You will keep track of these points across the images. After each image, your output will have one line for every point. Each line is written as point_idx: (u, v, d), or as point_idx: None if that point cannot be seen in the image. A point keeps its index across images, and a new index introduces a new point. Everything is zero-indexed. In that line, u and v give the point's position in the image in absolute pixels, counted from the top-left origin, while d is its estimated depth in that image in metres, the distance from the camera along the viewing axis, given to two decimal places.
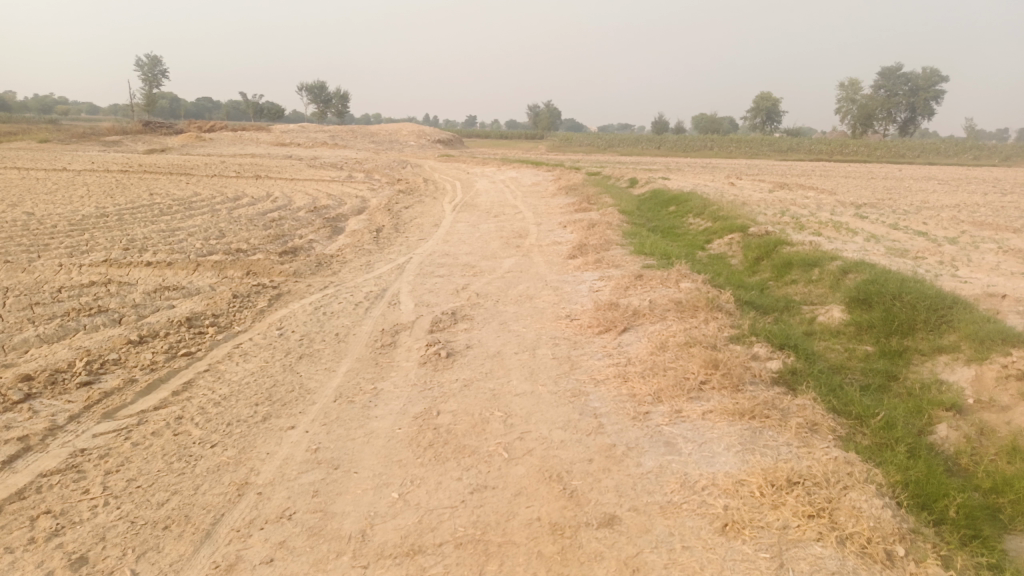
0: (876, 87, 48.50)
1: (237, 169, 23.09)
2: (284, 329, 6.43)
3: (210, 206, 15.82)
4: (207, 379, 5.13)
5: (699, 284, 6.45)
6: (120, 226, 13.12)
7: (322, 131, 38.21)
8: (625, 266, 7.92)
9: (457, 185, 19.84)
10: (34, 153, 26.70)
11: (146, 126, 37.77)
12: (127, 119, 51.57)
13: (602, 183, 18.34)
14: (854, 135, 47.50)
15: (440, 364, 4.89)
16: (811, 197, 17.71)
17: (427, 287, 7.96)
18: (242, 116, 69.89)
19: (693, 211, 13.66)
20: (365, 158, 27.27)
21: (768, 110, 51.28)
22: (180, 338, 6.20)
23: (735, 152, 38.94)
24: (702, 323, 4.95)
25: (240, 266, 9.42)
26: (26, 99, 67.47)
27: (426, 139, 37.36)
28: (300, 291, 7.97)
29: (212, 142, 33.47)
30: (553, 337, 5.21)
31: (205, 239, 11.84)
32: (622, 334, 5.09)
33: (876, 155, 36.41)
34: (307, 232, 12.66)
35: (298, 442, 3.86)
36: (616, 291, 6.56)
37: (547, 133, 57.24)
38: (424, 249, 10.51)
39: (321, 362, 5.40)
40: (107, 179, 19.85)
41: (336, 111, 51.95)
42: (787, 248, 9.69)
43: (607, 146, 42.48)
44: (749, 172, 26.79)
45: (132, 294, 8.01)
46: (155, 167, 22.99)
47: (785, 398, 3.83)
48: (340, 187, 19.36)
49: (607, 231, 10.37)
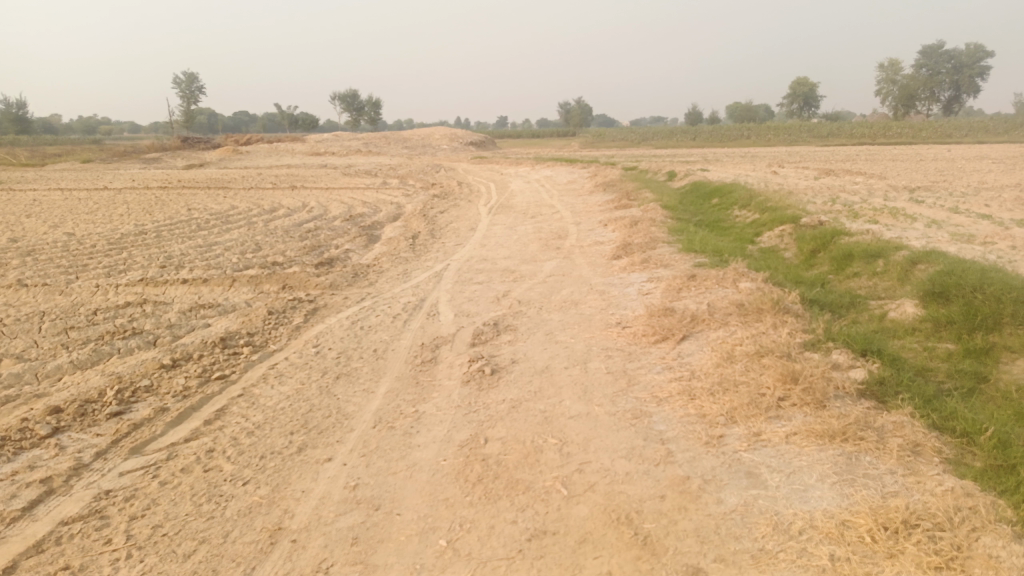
0: (917, 66, 46.82)
1: (273, 180, 23.11)
2: (320, 347, 6.15)
3: (246, 219, 15.77)
4: (240, 405, 4.86)
5: (759, 283, 5.99)
6: (158, 244, 13.09)
7: (355, 139, 38.28)
8: (675, 266, 7.48)
9: (491, 186, 19.51)
10: (77, 173, 27.14)
11: (185, 142, 38.33)
12: (167, 136, 52.56)
13: (640, 178, 17.82)
14: (896, 116, 45.96)
15: (486, 382, 4.53)
16: (861, 183, 16.93)
17: (467, 294, 7.63)
18: (278, 128, 70.80)
19: (738, 202, 13.09)
20: (398, 164, 27.12)
21: (805, 95, 49.83)
22: (214, 360, 5.96)
23: (773, 140, 37.92)
24: (770, 329, 4.51)
25: (275, 280, 9.22)
26: (72, 122, 69.49)
27: (458, 142, 37.15)
28: (337, 305, 7.70)
29: (248, 155, 33.73)
30: (606, 348, 4.82)
31: (241, 253, 11.70)
32: (682, 343, 4.68)
33: (922, 136, 35.06)
34: (343, 242, 12.45)
35: (336, 477, 3.54)
36: (669, 294, 6.14)
37: (579, 129, 56.60)
38: (462, 254, 10.19)
39: (358, 382, 5.09)
40: (146, 197, 20.01)
41: (369, 118, 52.11)
42: (846, 239, 9.12)
43: (641, 141, 41.80)
44: (790, 160, 25.93)
45: (167, 314, 7.84)
46: (192, 182, 23.14)
47: (878, 415, 3.38)
48: (375, 194, 19.21)
49: (651, 228, 9.91)
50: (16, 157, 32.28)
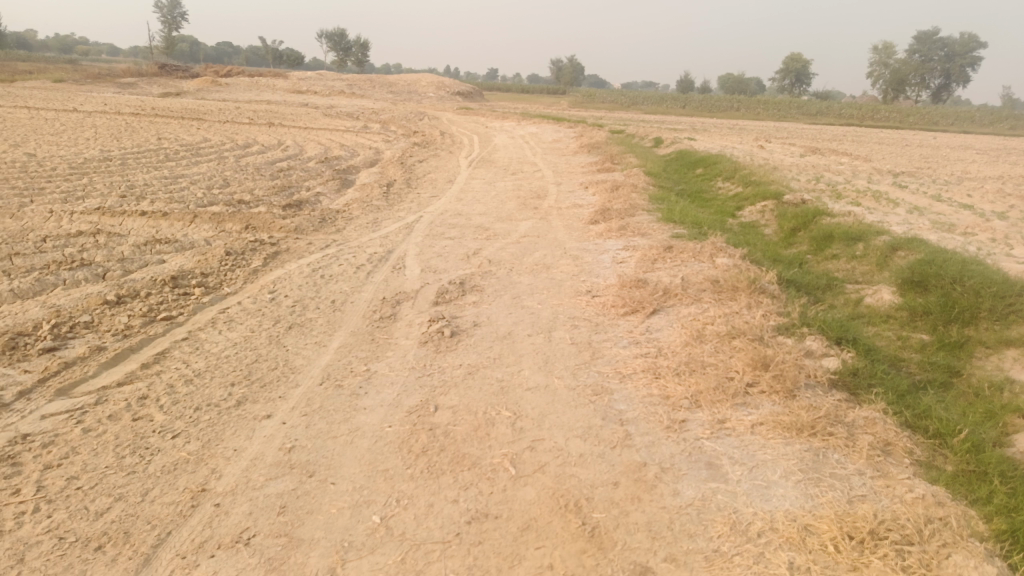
0: (911, 50, 46.52)
1: (250, 115, 22.36)
2: (276, 294, 5.86)
3: (218, 153, 15.21)
4: (183, 350, 4.58)
5: (736, 260, 5.80)
6: (122, 172, 12.56)
7: (340, 79, 37.22)
8: (652, 235, 7.25)
9: (474, 139, 19.05)
10: (46, 92, 26.06)
11: (162, 68, 37.00)
12: (145, 61, 50.81)
13: (626, 142, 17.50)
14: (885, 100, 45.79)
15: (444, 345, 4.30)
16: (846, 164, 16.77)
17: (436, 249, 7.35)
18: (262, 62, 68.83)
19: (723, 174, 12.86)
20: (381, 109, 26.42)
21: (797, 71, 49.32)
22: (162, 300, 5.64)
23: (762, 114, 37.59)
24: (744, 309, 4.32)
25: (239, 220, 8.83)
26: (47, 38, 66.89)
27: (445, 91, 36.34)
28: (300, 250, 7.38)
29: (227, 87, 32.65)
30: (572, 318, 4.60)
31: (208, 188, 11.25)
32: (652, 318, 4.47)
33: (909, 122, 34.94)
34: (315, 185, 12.03)
35: (272, 437, 3.30)
36: (643, 265, 5.92)
37: (568, 88, 55.72)
38: (436, 207, 9.88)
39: (311, 334, 4.83)
40: (115, 122, 19.24)
41: (355, 59, 50.73)
42: (828, 220, 8.96)
43: (630, 104, 41.23)
44: (778, 135, 25.69)
45: (121, 247, 7.45)
46: (165, 111, 22.32)
47: (849, 410, 3.22)
48: (354, 138, 18.67)
49: (632, 194, 9.66)
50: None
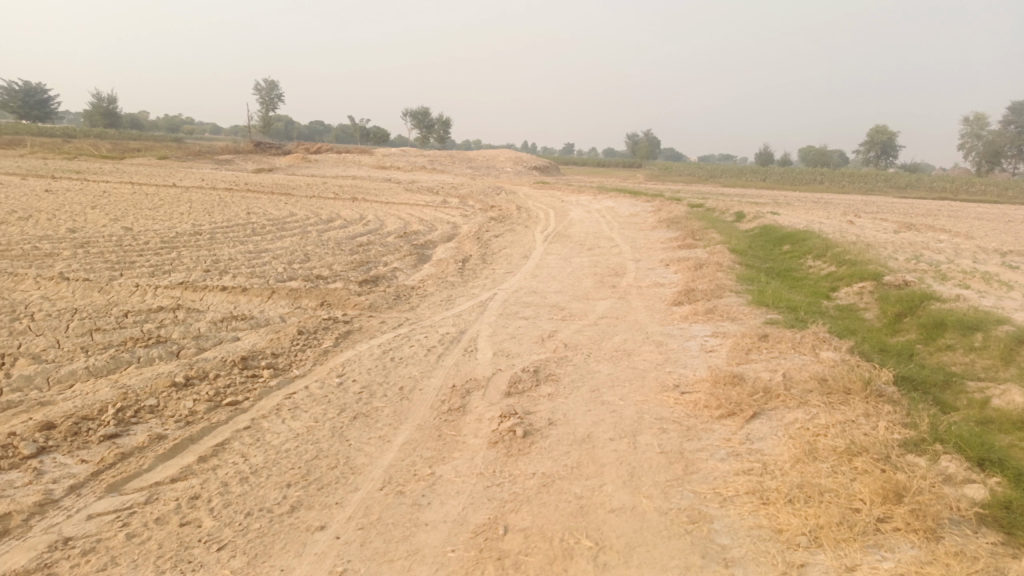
0: (1006, 122, 44.59)
1: (335, 190, 23.08)
2: (344, 377, 5.62)
3: (301, 227, 15.58)
4: (242, 442, 4.35)
5: (843, 353, 5.24)
6: (209, 246, 12.93)
7: (422, 155, 38.35)
8: (743, 320, 6.75)
9: (550, 213, 18.97)
10: (150, 168, 27.77)
11: (257, 146, 39.04)
12: (242, 138, 53.97)
13: (706, 216, 17.03)
14: (978, 173, 43.68)
15: (516, 447, 3.90)
16: (945, 241, 15.74)
17: (511, 331, 7.04)
18: (349, 140, 72.28)
19: (813, 252, 12.19)
20: (461, 183, 26.89)
21: (883, 144, 47.89)
22: (229, 382, 5.48)
23: (847, 188, 36.37)
24: (860, 421, 3.79)
25: (315, 295, 8.81)
26: (158, 119, 72.37)
27: (522, 166, 36.88)
28: (372, 329, 7.19)
29: (315, 163, 34.08)
30: (659, 419, 4.15)
31: (288, 263, 11.40)
32: (752, 425, 3.98)
33: (1008, 196, 33.03)
34: (392, 260, 12.05)
35: (323, 556, 2.96)
36: (736, 357, 5.43)
37: (645, 162, 55.81)
38: (511, 284, 9.64)
39: (375, 427, 4.53)
40: (210, 197, 20.16)
41: (438, 136, 52.42)
42: (937, 305, 8.23)
43: (708, 177, 40.77)
44: (867, 210, 24.63)
45: (198, 323, 7.46)
46: (256, 186, 23.29)
47: (1009, 559, 2.64)
48: (433, 212, 18.90)
49: (718, 274, 9.18)
50: (98, 148, 33.26)
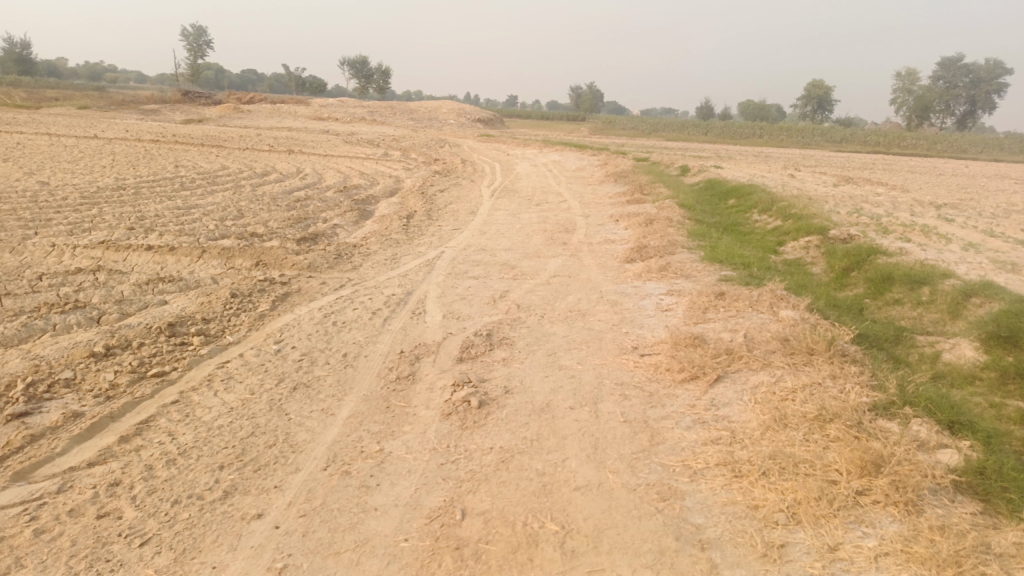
0: (936, 78, 45.66)
1: (270, 142, 22.04)
2: (282, 344, 5.25)
3: (235, 181, 14.80)
4: (170, 419, 3.98)
5: (802, 311, 5.13)
6: (134, 201, 12.14)
7: (361, 106, 37.07)
8: (697, 278, 6.61)
9: (496, 167, 18.53)
10: (70, 118, 26.08)
11: (186, 96, 37.08)
12: (169, 87, 51.22)
13: (652, 171, 16.87)
14: (909, 127, 44.72)
15: (471, 418, 3.66)
16: (883, 195, 15.99)
17: (460, 291, 6.75)
18: (285, 89, 69.52)
19: (759, 206, 12.18)
20: (403, 135, 26.14)
21: (820, 98, 48.53)
22: (155, 351, 5.05)
23: (786, 141, 36.75)
24: (828, 384, 3.68)
25: (250, 255, 8.30)
26: (77, 66, 68.14)
27: (466, 118, 36.05)
28: (312, 291, 6.79)
29: (249, 114, 32.58)
30: (621, 384, 3.96)
31: (221, 220, 10.77)
32: (716, 389, 3.83)
33: (937, 150, 33.91)
34: (332, 216, 11.53)
35: (260, 550, 2.67)
36: (694, 316, 5.27)
37: (587, 115, 55.34)
38: (458, 241, 9.31)
39: (318, 398, 4.21)
40: (135, 149, 19.01)
41: (378, 86, 50.80)
42: (884, 259, 8.27)
43: (652, 131, 40.66)
44: (807, 163, 24.88)
45: (121, 286, 6.92)
46: (186, 137, 22.08)
47: (991, 531, 2.55)
48: (374, 166, 18.24)
49: (668, 229, 9.03)
50: (10, 97, 31.01)
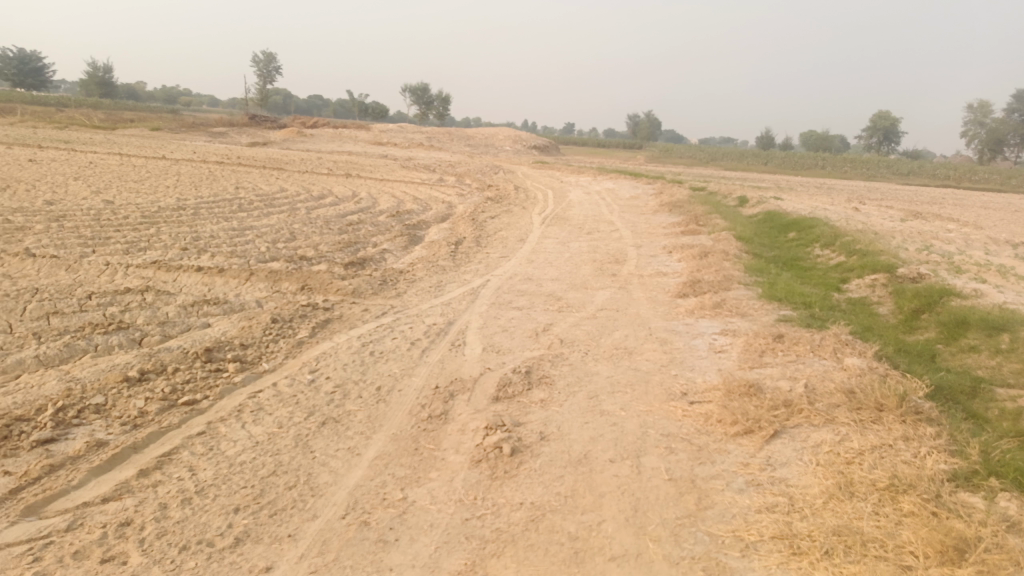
0: (1011, 111, 43.77)
1: (329, 166, 22.40)
2: (316, 374, 5.09)
3: (290, 203, 14.99)
4: (193, 452, 3.84)
5: (870, 359, 4.72)
6: (192, 222, 12.36)
7: (419, 132, 37.55)
8: (753, 317, 6.25)
9: (549, 194, 18.37)
10: (142, 139, 27.11)
11: (252, 119, 38.25)
12: (238, 112, 52.99)
13: (709, 201, 16.43)
14: (981, 161, 42.86)
15: (502, 467, 3.41)
16: (955, 231, 15.18)
17: (504, 322, 6.53)
18: (348, 114, 71.25)
19: (821, 240, 11.65)
20: (458, 161, 26.28)
21: (886, 129, 47.03)
22: (189, 377, 4.97)
23: (850, 173, 35.64)
24: (899, 447, 3.30)
25: (296, 278, 8.27)
26: (155, 90, 71.33)
27: (522, 145, 36.15)
28: (353, 318, 6.66)
29: (311, 137, 33.32)
30: (667, 435, 3.65)
31: (272, 242, 10.85)
32: (773, 447, 3.49)
33: (1012, 185, 32.32)
34: (382, 240, 11.49)
35: None
36: (749, 361, 4.93)
37: (646, 143, 54.92)
38: (505, 269, 9.12)
39: (345, 436, 4.02)
40: (199, 170, 19.55)
41: (437, 112, 51.52)
42: (958, 302, 7.72)
43: (710, 160, 40.03)
44: (872, 197, 23.96)
45: (166, 307, 6.93)
46: (249, 160, 22.63)
47: None
48: (428, 191, 18.30)
49: (724, 263, 8.66)
50: (90, 118, 32.50)
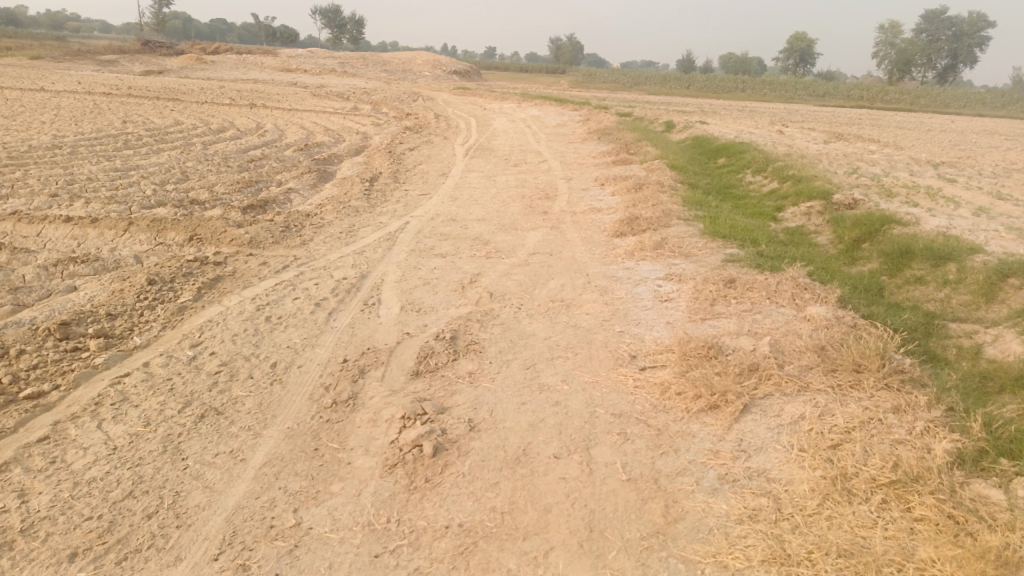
0: (918, 30, 44.38)
1: (231, 96, 20.56)
2: (199, 351, 4.25)
3: (185, 139, 13.52)
4: (26, 469, 3.02)
5: (833, 308, 4.23)
6: (67, 163, 10.87)
7: (331, 57, 35.19)
8: (699, 258, 5.70)
9: (471, 123, 17.34)
10: (18, 69, 24.28)
11: (146, 46, 34.96)
12: (131, 37, 48.68)
13: (636, 127, 15.82)
14: (890, 81, 43.52)
15: (422, 474, 2.75)
16: (877, 153, 15.09)
17: (424, 273, 5.77)
18: (255, 40, 66.87)
19: (753, 166, 11.23)
20: (373, 88, 24.68)
21: (802, 51, 47.13)
22: (35, 361, 4.05)
23: (769, 96, 35.56)
24: (893, 427, 2.80)
25: (185, 228, 7.24)
26: (38, 15, 65.04)
27: (441, 70, 34.45)
28: (248, 275, 5.77)
29: (213, 65, 30.76)
30: (620, 418, 3.05)
31: (161, 184, 9.62)
32: (743, 426, 2.93)
33: (920, 104, 32.86)
34: (288, 179, 10.39)
35: None
36: (701, 312, 4.36)
37: (568, 68, 53.62)
38: (425, 208, 8.29)
39: (228, 433, 3.26)
40: (82, 102, 17.56)
41: (350, 37, 48.60)
42: (899, 230, 7.39)
43: (632, 85, 39.28)
44: (794, 119, 23.83)
45: (22, 269, 5.85)
46: (141, 90, 20.53)
47: None
48: (341, 121, 16.98)
49: (660, 196, 8.08)
50: None
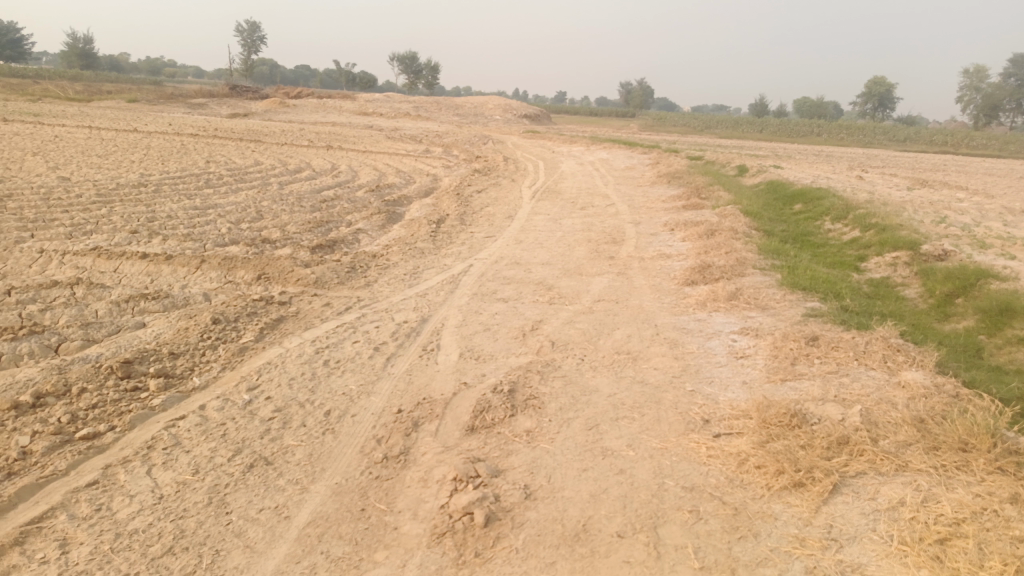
0: (1006, 74, 42.58)
1: (309, 137, 21.24)
2: (255, 395, 4.17)
3: (262, 179, 13.94)
4: (72, 516, 2.95)
5: (930, 374, 3.85)
6: (151, 200, 11.30)
7: (406, 101, 36.18)
8: (776, 311, 5.36)
9: (540, 165, 17.35)
10: (116, 112, 25.80)
11: (233, 90, 36.72)
12: (221, 81, 51.42)
13: (708, 171, 15.49)
14: (976, 127, 41.74)
15: (473, 547, 2.53)
16: (966, 201, 14.29)
17: (486, 319, 5.61)
18: (335, 84, 69.62)
19: (832, 213, 10.75)
20: (444, 131, 25.10)
21: (881, 95, 45.80)
22: (95, 401, 4.04)
23: (846, 141, 34.56)
24: (1009, 521, 2.44)
25: (254, 266, 7.32)
26: (138, 62, 69.49)
27: (512, 114, 34.90)
28: (311, 316, 5.73)
29: (294, 108, 32.02)
30: (692, 493, 2.77)
31: (236, 223, 9.85)
32: (833, 510, 2.61)
33: (1010, 150, 31.29)
34: (357, 219, 10.50)
35: None
36: (781, 373, 4.03)
37: (639, 112, 53.64)
38: (490, 251, 8.18)
39: (275, 486, 3.13)
40: (170, 143, 18.42)
41: (425, 82, 49.96)
42: (997, 285, 6.84)
43: (703, 128, 38.89)
44: (873, 165, 22.99)
45: (96, 305, 5.98)
46: (226, 132, 21.43)
47: None
48: (412, 163, 17.26)
49: (733, 243, 7.75)
50: (66, 90, 31.18)
